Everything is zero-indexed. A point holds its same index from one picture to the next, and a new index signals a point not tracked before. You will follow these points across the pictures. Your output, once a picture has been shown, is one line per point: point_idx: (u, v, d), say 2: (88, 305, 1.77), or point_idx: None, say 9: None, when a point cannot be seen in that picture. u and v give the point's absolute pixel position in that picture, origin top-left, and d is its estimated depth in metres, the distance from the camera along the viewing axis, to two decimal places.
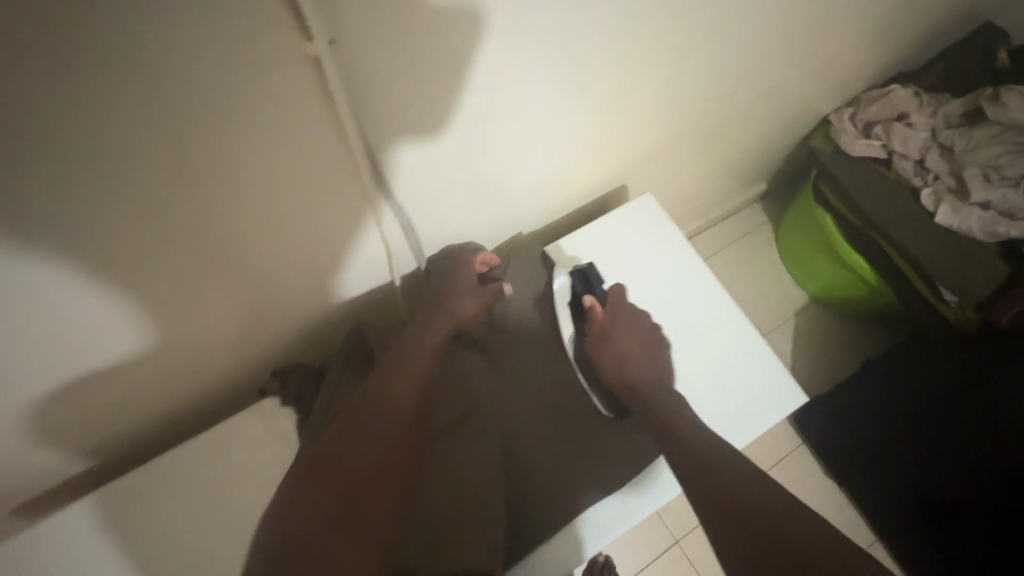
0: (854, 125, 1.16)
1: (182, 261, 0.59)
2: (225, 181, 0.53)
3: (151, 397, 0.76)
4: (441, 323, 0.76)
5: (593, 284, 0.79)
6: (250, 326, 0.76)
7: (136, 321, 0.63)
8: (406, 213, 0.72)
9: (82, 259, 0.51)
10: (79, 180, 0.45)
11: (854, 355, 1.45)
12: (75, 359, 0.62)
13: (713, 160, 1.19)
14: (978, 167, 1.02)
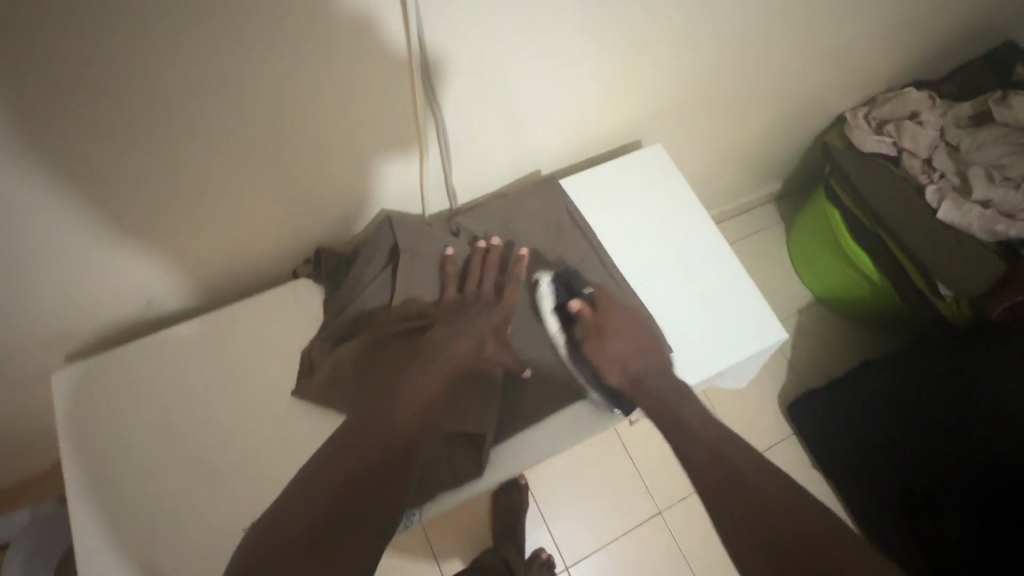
0: (868, 123, 1.20)
1: (240, 161, 0.65)
2: (287, 84, 0.59)
3: (184, 292, 0.80)
4: (471, 342, 0.65)
5: (576, 290, 0.70)
6: (283, 238, 0.80)
7: (183, 218, 0.68)
8: (445, 150, 0.78)
9: (155, 140, 0.57)
10: (170, 59, 0.51)
11: (851, 354, 1.48)
12: (105, 243, 0.65)
13: (733, 143, 1.23)
14: (983, 166, 1.07)
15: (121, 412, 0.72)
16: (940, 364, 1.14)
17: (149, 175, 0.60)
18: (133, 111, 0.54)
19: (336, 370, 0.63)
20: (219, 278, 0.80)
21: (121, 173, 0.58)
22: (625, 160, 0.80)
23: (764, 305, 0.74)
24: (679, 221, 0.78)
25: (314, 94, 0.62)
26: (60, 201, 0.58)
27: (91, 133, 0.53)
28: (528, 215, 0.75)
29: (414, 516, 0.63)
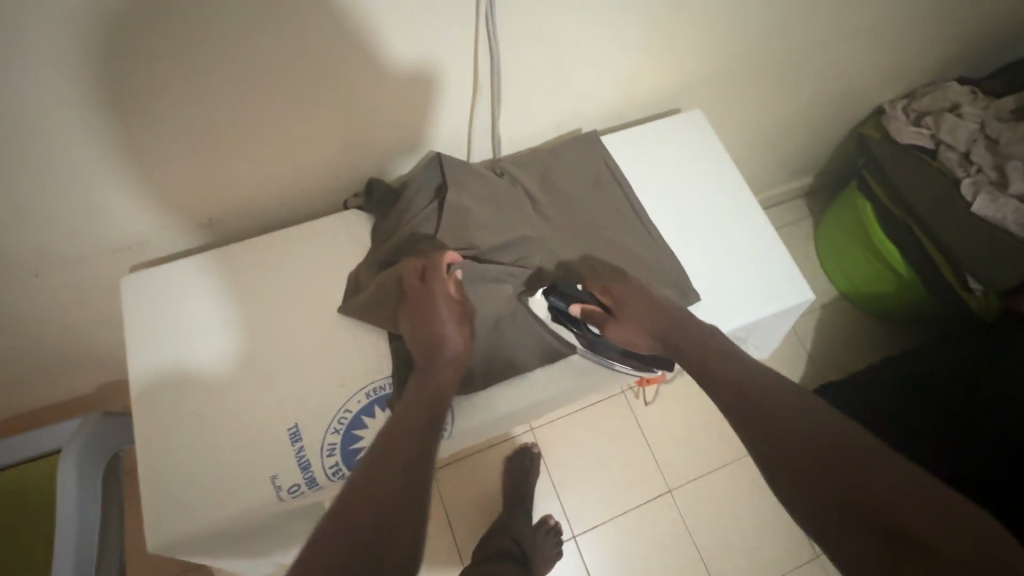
0: (906, 114, 1.21)
1: (305, 91, 0.69)
2: (354, 22, 0.63)
3: (234, 220, 0.84)
4: (446, 347, 0.62)
5: (568, 292, 0.69)
6: (332, 176, 0.85)
7: (248, 141, 0.72)
8: (493, 102, 0.82)
9: (234, 59, 0.61)
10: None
11: (872, 352, 1.48)
12: (166, 161, 0.70)
13: (768, 127, 1.24)
14: (1022, 160, 1.06)
15: (183, 319, 0.69)
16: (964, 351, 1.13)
17: (224, 93, 0.65)
18: (219, 28, 0.58)
19: (381, 286, 0.66)
20: (271, 207, 0.85)
21: (200, 89, 0.63)
22: (664, 122, 0.83)
23: (793, 268, 0.76)
24: (715, 183, 0.80)
25: (379, 30, 0.65)
26: (144, 111, 0.63)
27: (179, 47, 0.58)
28: (570, 165, 0.77)
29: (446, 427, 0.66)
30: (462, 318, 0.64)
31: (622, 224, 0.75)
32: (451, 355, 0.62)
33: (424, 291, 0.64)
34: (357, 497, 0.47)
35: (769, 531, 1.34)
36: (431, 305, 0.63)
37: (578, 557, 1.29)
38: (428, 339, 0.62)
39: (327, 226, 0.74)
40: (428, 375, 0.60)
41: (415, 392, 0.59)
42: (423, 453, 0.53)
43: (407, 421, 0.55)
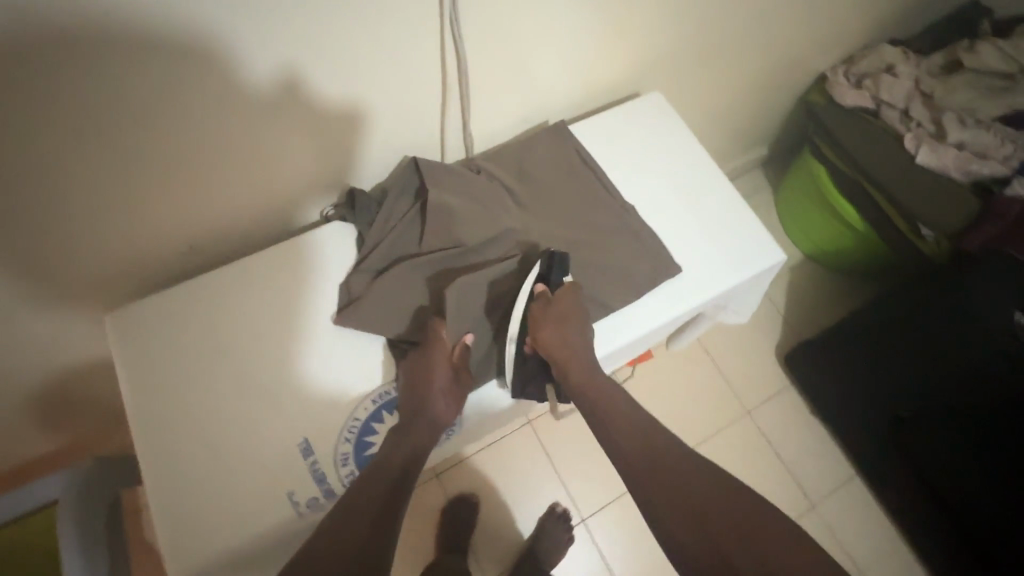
0: (847, 79, 1.27)
1: (281, 115, 0.69)
2: (308, 41, 0.63)
3: (209, 248, 0.83)
4: (433, 414, 0.64)
5: (553, 273, 0.70)
6: (306, 193, 0.84)
7: (227, 168, 0.73)
8: (459, 102, 0.83)
9: (214, 90, 0.62)
10: (234, 10, 0.56)
11: (841, 306, 1.56)
12: (122, 198, 0.68)
13: (721, 104, 1.29)
14: (955, 111, 1.15)
15: (179, 347, 0.68)
16: (944, 318, 1.17)
17: (206, 126, 0.66)
18: (198, 59, 0.59)
19: (377, 294, 0.68)
20: (247, 232, 0.84)
21: (177, 122, 0.63)
22: (627, 108, 0.85)
23: (763, 231, 0.80)
24: (681, 160, 0.83)
25: (349, 49, 0.66)
26: (113, 151, 0.62)
27: (160, 81, 0.59)
28: (543, 157, 0.79)
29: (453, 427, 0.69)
30: (454, 386, 0.65)
31: (600, 208, 0.77)
32: (435, 422, 0.64)
33: (421, 356, 0.66)
34: (317, 551, 0.50)
35: (767, 491, 1.40)
36: (429, 371, 0.65)
37: (590, 540, 1.32)
38: (419, 402, 0.64)
39: (312, 238, 0.74)
40: (411, 432, 0.63)
41: (393, 452, 0.61)
42: (388, 517, 0.55)
43: (377, 480, 0.58)
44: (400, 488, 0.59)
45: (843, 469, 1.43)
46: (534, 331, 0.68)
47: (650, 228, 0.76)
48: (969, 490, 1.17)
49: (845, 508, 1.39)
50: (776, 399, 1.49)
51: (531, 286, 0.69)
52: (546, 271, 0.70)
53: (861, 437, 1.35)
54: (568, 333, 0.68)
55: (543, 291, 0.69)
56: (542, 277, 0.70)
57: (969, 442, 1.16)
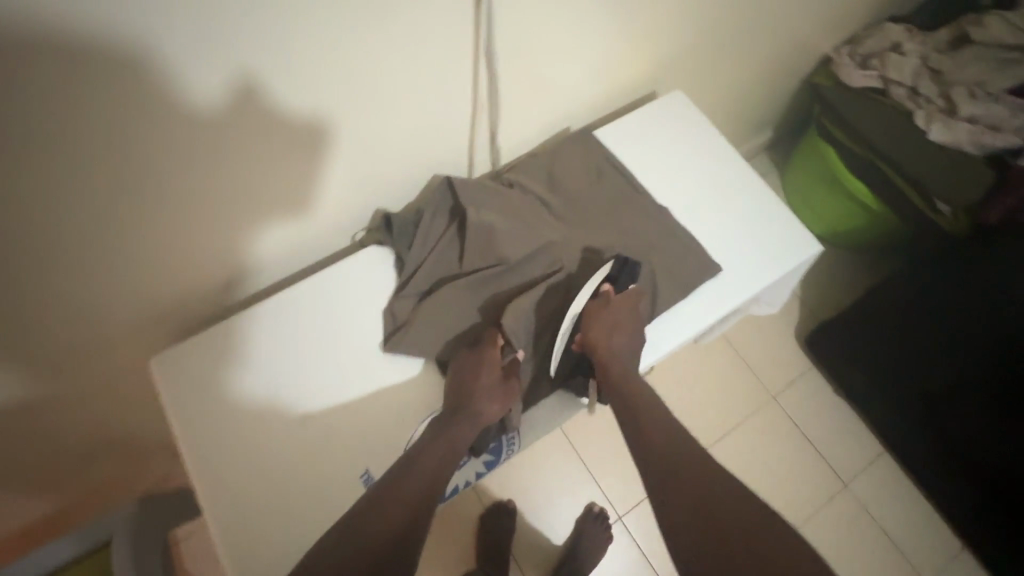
0: (852, 59, 1.28)
1: (296, 148, 0.67)
2: (337, 71, 0.62)
3: (242, 287, 0.82)
4: (479, 411, 0.64)
5: (627, 271, 0.71)
6: (337, 223, 0.82)
7: (247, 209, 0.70)
8: (483, 116, 0.82)
9: (218, 132, 0.59)
10: (226, 46, 0.52)
11: (856, 284, 1.57)
12: (158, 247, 0.66)
13: (729, 94, 1.28)
14: (966, 86, 1.15)
15: (241, 391, 0.72)
16: (966, 286, 1.15)
17: (215, 169, 0.63)
18: (195, 103, 0.55)
19: (427, 316, 0.68)
20: (278, 264, 0.83)
21: (201, 166, 0.61)
22: (649, 108, 0.85)
23: (797, 224, 0.80)
24: (709, 158, 0.83)
25: (352, 71, 0.63)
26: (149, 202, 0.61)
27: (161, 133, 0.56)
28: (572, 165, 0.79)
29: (513, 442, 0.71)
30: (502, 388, 0.66)
31: (635, 212, 0.76)
32: (479, 418, 0.64)
33: (473, 355, 0.67)
34: (355, 526, 0.55)
35: (798, 473, 1.41)
36: (478, 369, 0.66)
37: (628, 536, 1.32)
38: (466, 397, 0.65)
39: (355, 268, 0.77)
40: (453, 427, 0.64)
41: (433, 444, 0.63)
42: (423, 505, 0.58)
43: (416, 469, 0.60)
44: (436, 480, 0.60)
45: (871, 446, 1.44)
46: (586, 330, 0.69)
47: (687, 229, 0.76)
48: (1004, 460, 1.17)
49: (875, 484, 1.41)
50: (800, 381, 1.50)
51: (596, 285, 0.70)
52: (618, 272, 0.71)
53: (888, 413, 1.37)
54: (618, 337, 0.68)
55: (608, 291, 0.70)
56: (611, 278, 0.71)
57: (991, 416, 1.16)
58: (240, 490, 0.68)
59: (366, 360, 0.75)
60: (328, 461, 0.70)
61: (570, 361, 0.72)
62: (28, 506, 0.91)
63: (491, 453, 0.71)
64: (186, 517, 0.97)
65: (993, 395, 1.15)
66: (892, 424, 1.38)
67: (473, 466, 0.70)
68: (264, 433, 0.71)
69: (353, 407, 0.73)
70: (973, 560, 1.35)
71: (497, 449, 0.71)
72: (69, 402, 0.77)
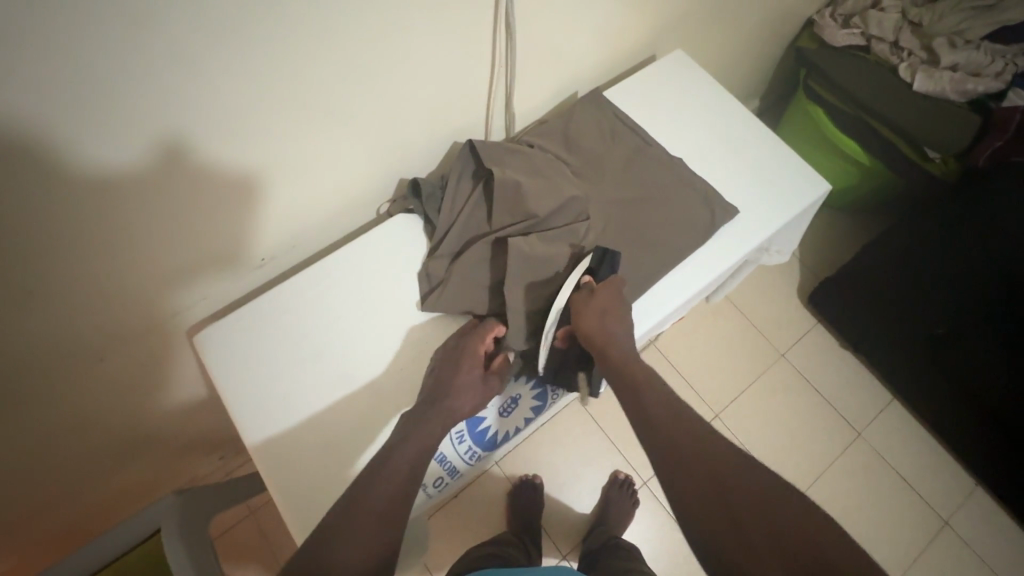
0: (834, 21, 1.33)
1: (239, 189, 0.68)
2: (339, 53, 0.63)
3: (253, 280, 0.82)
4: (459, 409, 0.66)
5: (604, 265, 0.71)
6: (352, 202, 0.84)
7: (205, 250, 0.71)
8: (495, 86, 0.84)
9: (183, 153, 0.59)
10: (139, 107, 0.53)
11: (854, 240, 1.62)
12: (167, 251, 0.67)
13: (719, 65, 1.33)
14: (945, 36, 1.20)
15: (281, 363, 0.73)
16: (969, 224, 1.17)
17: (183, 194, 0.63)
18: (148, 137, 0.56)
19: (461, 273, 0.72)
20: (282, 256, 0.83)
21: (203, 169, 0.62)
22: (653, 67, 0.88)
23: (805, 168, 0.83)
24: (716, 111, 0.86)
25: (284, 102, 0.63)
26: (156, 208, 0.62)
27: (96, 203, 0.57)
28: (587, 125, 0.82)
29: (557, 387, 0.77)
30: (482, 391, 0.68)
31: (652, 165, 0.79)
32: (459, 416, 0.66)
33: (464, 340, 0.71)
34: (341, 524, 0.54)
35: (812, 426, 1.45)
36: (464, 360, 0.68)
37: (654, 501, 1.35)
38: (458, 378, 0.67)
39: (386, 237, 0.80)
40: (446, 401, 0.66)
41: (417, 429, 0.63)
42: (408, 493, 0.58)
43: (401, 455, 0.61)
44: (417, 469, 0.61)
45: (879, 394, 1.49)
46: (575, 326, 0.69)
47: (701, 179, 0.79)
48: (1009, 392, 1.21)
49: (888, 431, 1.45)
50: (806, 338, 1.54)
51: (577, 278, 0.70)
52: (596, 264, 0.71)
53: (894, 360, 1.42)
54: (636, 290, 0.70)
55: (589, 282, 0.70)
56: (591, 269, 0.71)
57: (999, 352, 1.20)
58: (287, 462, 0.69)
59: (400, 326, 0.76)
60: (372, 427, 0.71)
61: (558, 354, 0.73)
62: (66, 504, 0.91)
63: (537, 399, 0.76)
64: (226, 505, 0.97)
65: (996, 330, 1.19)
66: (899, 371, 1.42)
67: (522, 412, 0.75)
68: (305, 404, 0.71)
69: (391, 373, 0.74)
70: (984, 495, 1.39)
71: (543, 395, 0.76)
72: (105, 395, 0.78)
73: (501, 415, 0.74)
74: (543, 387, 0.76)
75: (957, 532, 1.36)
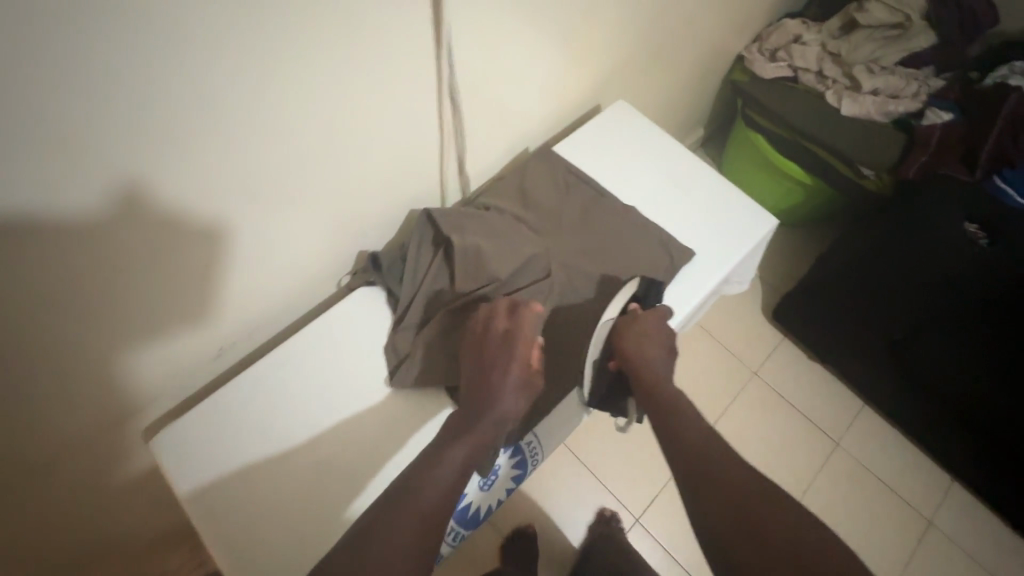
0: (762, 55, 1.42)
1: (202, 245, 0.64)
2: (296, 127, 0.63)
3: (215, 354, 0.78)
4: (500, 398, 0.64)
5: (653, 289, 0.76)
6: (315, 272, 0.83)
7: (171, 312, 0.67)
8: (450, 149, 0.86)
9: (138, 223, 0.57)
10: (96, 164, 0.50)
11: (807, 253, 1.68)
12: (122, 328, 0.64)
13: (661, 103, 1.38)
14: (863, 64, 1.30)
15: (245, 458, 0.70)
16: (902, 240, 1.23)
17: (138, 263, 0.60)
18: (93, 208, 0.52)
19: (428, 346, 0.72)
20: (247, 334, 0.81)
21: (161, 235, 0.59)
22: (598, 119, 0.91)
23: (752, 202, 0.86)
24: (661, 157, 0.89)
25: (251, 152, 0.61)
26: (107, 275, 0.58)
27: (47, 260, 0.52)
28: (540, 181, 0.83)
29: (537, 453, 0.75)
30: (524, 381, 0.66)
31: (607, 215, 0.81)
32: (502, 411, 0.64)
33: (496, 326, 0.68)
34: (370, 542, 0.51)
35: (791, 439, 1.47)
36: (503, 344, 0.67)
37: (649, 538, 1.31)
38: (490, 376, 0.65)
39: (347, 310, 0.78)
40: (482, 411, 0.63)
41: (459, 432, 0.62)
42: (446, 503, 0.56)
43: (441, 464, 0.59)
44: (457, 487, 0.58)
45: (851, 401, 1.53)
46: (615, 349, 0.72)
47: (657, 225, 0.81)
48: (972, 388, 1.26)
49: (863, 436, 1.48)
50: (776, 354, 1.58)
51: (624, 303, 0.74)
52: (644, 292, 0.76)
53: (858, 368, 1.46)
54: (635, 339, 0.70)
55: (635, 308, 0.74)
56: (637, 297, 0.76)
57: (956, 353, 1.25)
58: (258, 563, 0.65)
59: (374, 401, 0.75)
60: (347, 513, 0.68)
61: (606, 384, 0.75)
62: None
63: (517, 468, 0.74)
64: None
65: (962, 335, 1.22)
66: (864, 378, 1.47)
67: (502, 484, 0.73)
68: (280, 491, 0.69)
69: (364, 453, 0.72)
70: (963, 490, 1.43)
71: (523, 463, 0.74)
72: (45, 510, 0.71)
73: (481, 489, 0.72)
74: (521, 454, 0.73)
75: (943, 530, 1.38)
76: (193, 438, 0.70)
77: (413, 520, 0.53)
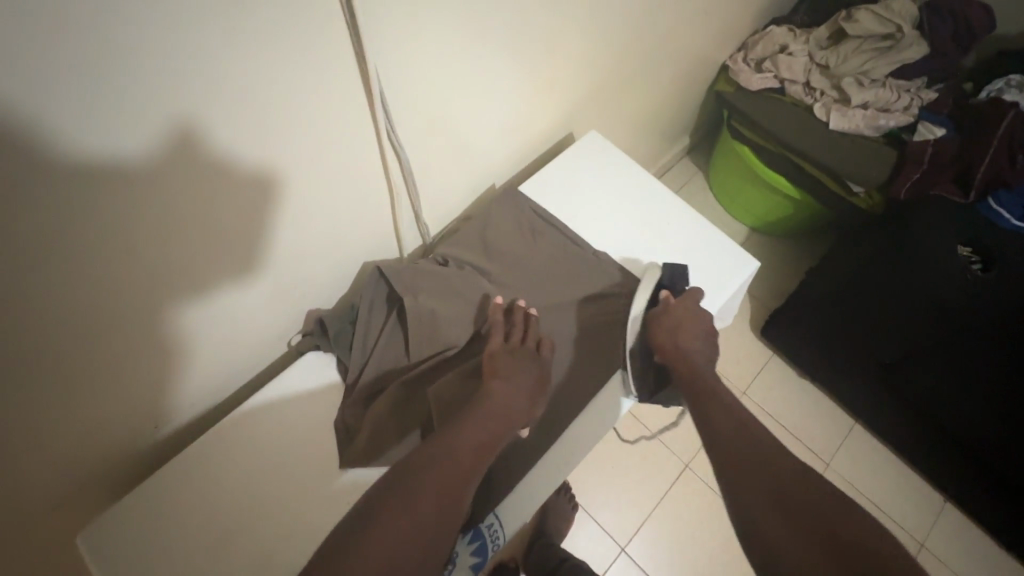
0: (747, 65, 1.36)
1: (218, 220, 0.59)
2: (301, 131, 0.60)
3: (193, 374, 0.73)
4: (512, 401, 0.65)
5: (676, 278, 0.75)
6: (279, 310, 0.78)
7: (191, 286, 0.62)
8: (410, 192, 0.81)
9: (155, 187, 0.51)
10: (123, 119, 0.45)
11: (795, 266, 1.63)
12: (137, 309, 0.58)
13: (643, 116, 1.32)
14: (853, 76, 1.23)
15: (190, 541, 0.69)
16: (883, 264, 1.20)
17: (151, 231, 0.54)
18: (121, 160, 0.47)
19: (377, 418, 0.68)
20: (218, 365, 0.76)
21: (178, 200, 0.54)
22: (568, 154, 0.86)
23: (728, 243, 0.81)
24: (633, 194, 0.84)
25: (278, 118, 0.57)
26: (123, 241, 0.52)
27: (64, 207, 0.46)
28: (505, 227, 0.78)
29: (497, 534, 0.68)
30: (535, 386, 0.67)
31: (575, 264, 0.76)
32: (513, 414, 0.64)
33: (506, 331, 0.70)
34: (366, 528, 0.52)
35: None
36: (514, 351, 0.68)
37: (635, 570, 1.25)
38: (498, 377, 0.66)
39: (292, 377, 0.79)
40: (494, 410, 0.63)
41: (466, 429, 0.61)
42: (452, 502, 0.56)
43: (451, 461, 0.58)
44: (463, 486, 0.58)
45: (843, 419, 1.49)
46: (655, 341, 0.71)
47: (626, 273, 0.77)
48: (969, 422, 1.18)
49: (854, 457, 1.45)
50: (764, 372, 1.54)
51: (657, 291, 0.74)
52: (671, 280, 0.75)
53: (847, 387, 1.42)
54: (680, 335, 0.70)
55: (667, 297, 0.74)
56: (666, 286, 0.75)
57: (954, 389, 1.17)
58: None
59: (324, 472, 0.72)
60: None
61: (650, 376, 0.73)
62: None
63: (476, 554, 0.66)
64: None
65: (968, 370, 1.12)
66: (853, 397, 1.43)
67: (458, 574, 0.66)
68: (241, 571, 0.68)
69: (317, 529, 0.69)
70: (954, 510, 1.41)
71: (482, 548, 0.66)
72: None
73: None
74: (481, 539, 0.66)
75: (935, 553, 1.35)
76: (131, 521, 0.69)
77: (418, 510, 0.54)
